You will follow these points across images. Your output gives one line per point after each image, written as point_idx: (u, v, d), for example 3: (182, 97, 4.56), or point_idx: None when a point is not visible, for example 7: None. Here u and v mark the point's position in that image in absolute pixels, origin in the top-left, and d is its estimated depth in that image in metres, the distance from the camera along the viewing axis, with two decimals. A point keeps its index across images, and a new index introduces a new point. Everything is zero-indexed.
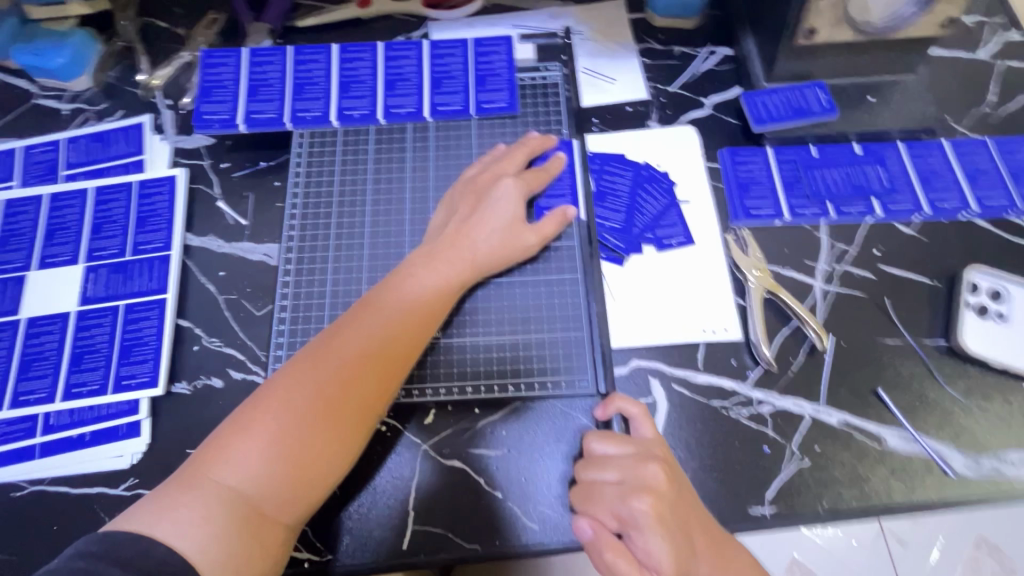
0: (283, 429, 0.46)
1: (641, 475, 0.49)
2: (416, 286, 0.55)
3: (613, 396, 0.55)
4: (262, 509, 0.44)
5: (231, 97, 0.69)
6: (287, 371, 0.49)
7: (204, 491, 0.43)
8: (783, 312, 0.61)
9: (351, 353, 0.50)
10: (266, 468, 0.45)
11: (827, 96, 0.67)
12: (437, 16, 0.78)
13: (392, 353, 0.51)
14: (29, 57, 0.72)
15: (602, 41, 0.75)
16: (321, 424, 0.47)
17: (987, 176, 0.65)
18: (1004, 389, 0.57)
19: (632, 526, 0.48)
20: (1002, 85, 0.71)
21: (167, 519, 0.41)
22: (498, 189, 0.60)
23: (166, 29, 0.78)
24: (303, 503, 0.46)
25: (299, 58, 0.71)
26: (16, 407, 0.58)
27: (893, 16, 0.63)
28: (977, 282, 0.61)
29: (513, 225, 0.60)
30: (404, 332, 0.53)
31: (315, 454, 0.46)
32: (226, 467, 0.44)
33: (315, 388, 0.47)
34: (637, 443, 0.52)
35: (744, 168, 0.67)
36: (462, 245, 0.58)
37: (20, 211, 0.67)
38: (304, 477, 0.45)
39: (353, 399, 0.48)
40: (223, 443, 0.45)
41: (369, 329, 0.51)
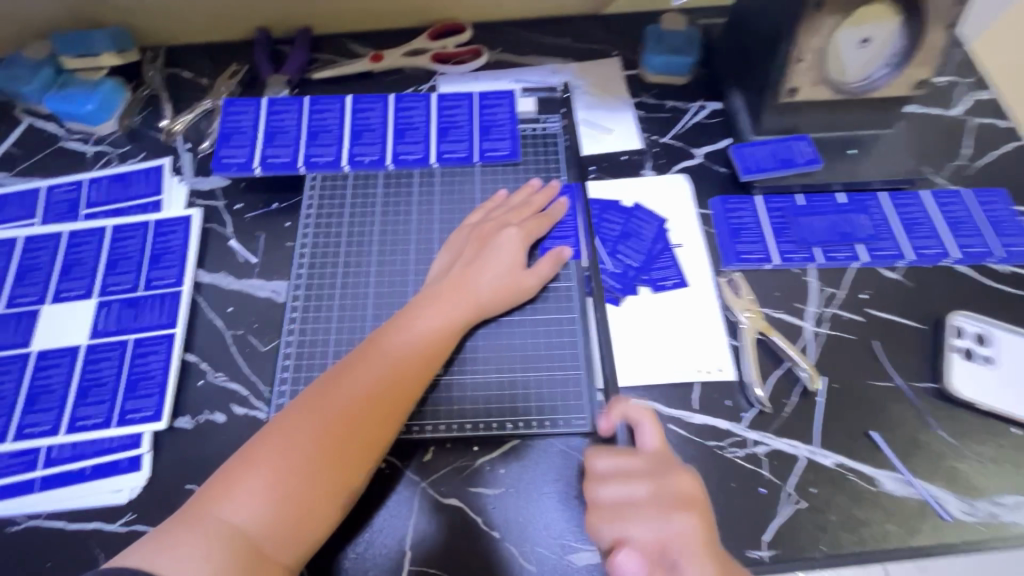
0: (287, 467, 0.47)
1: (672, 488, 0.49)
2: (421, 327, 0.57)
3: (617, 402, 0.55)
4: (261, 548, 0.44)
5: (249, 142, 0.73)
6: (294, 411, 0.50)
7: (208, 526, 0.44)
8: (775, 353, 0.62)
9: (355, 393, 0.51)
10: (269, 506, 0.45)
11: (812, 148, 0.71)
12: (445, 70, 0.83)
13: (396, 394, 0.53)
14: (59, 103, 0.76)
15: (600, 95, 0.80)
16: (324, 463, 0.48)
17: (966, 225, 0.68)
18: (993, 432, 0.58)
19: (678, 544, 0.46)
20: (975, 140, 0.76)
21: (169, 555, 0.42)
22: (501, 237, 0.63)
23: (190, 79, 0.83)
24: (302, 544, 0.46)
25: (314, 107, 0.75)
26: (20, 440, 0.59)
27: (868, 78, 0.67)
28: (962, 327, 0.62)
29: (513, 269, 0.62)
30: (408, 373, 0.54)
31: (318, 492, 0.47)
32: (230, 505, 0.45)
33: (321, 427, 0.49)
34: (654, 454, 0.52)
35: (735, 215, 0.70)
36: (464, 288, 0.60)
37: (39, 248, 0.69)
38: (305, 517, 0.46)
39: (356, 438, 0.50)
40: (228, 480, 0.46)
41: (374, 368, 0.53)
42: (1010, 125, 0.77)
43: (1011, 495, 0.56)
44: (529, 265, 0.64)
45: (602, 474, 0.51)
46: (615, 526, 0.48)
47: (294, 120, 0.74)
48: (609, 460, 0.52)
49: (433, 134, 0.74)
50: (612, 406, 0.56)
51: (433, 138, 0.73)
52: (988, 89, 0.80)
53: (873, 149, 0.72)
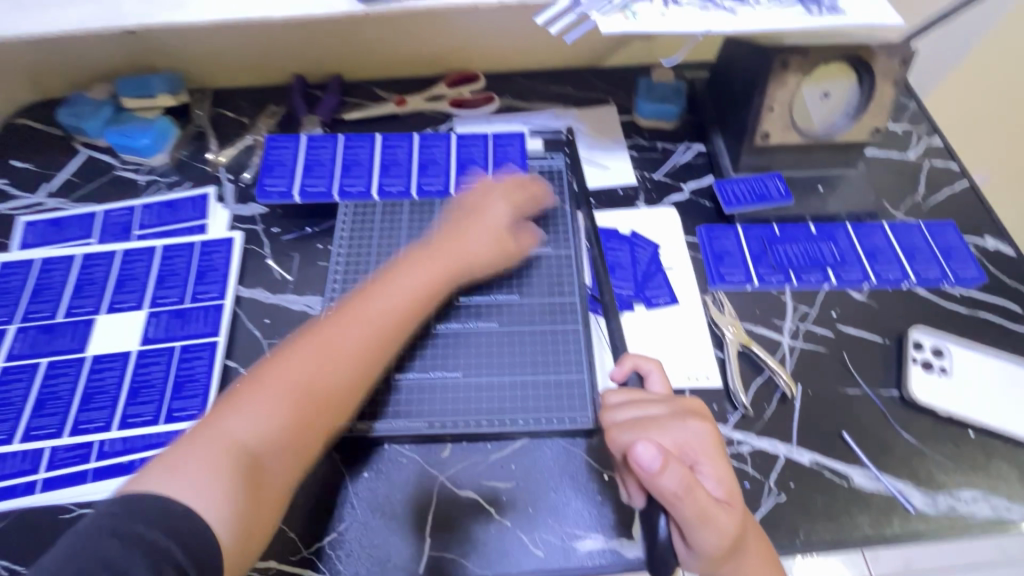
0: (285, 395, 0.53)
1: (685, 405, 0.53)
2: (404, 280, 0.63)
3: (630, 354, 0.60)
4: (263, 462, 0.50)
5: (289, 173, 0.82)
6: (289, 349, 0.56)
7: (214, 440, 0.49)
8: (756, 363, 0.70)
9: (343, 335, 0.57)
10: (266, 427, 0.51)
11: (785, 185, 0.80)
12: (461, 113, 0.93)
13: (380, 338, 0.59)
14: (117, 137, 0.85)
15: (598, 137, 0.91)
16: (313, 394, 0.54)
17: (922, 253, 0.77)
18: (951, 434, 0.66)
19: (696, 448, 0.50)
20: (929, 179, 0.86)
21: (177, 469, 0.47)
22: (491, 208, 0.72)
23: (232, 117, 0.94)
24: (298, 459, 0.52)
25: (348, 144, 0.85)
26: (76, 435, 0.65)
27: (830, 124, 0.78)
28: (921, 341, 0.70)
29: (501, 234, 0.71)
30: (395, 317, 0.60)
31: (306, 415, 0.53)
32: (231, 428, 0.50)
33: (314, 359, 0.55)
34: (667, 390, 0.56)
35: (719, 242, 0.79)
36: (453, 249, 0.68)
37: (95, 264, 0.77)
38: (300, 435, 0.52)
39: (344, 369, 0.56)
40: (228, 407, 0.51)
41: (360, 313, 0.59)
42: (959, 166, 0.87)
43: (968, 490, 0.62)
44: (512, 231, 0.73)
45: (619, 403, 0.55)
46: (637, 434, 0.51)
47: (329, 154, 0.84)
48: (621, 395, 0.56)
49: (453, 169, 0.83)
50: (624, 356, 0.60)
51: (452, 173, 0.83)
52: (939, 136, 0.91)
53: (839, 186, 0.82)
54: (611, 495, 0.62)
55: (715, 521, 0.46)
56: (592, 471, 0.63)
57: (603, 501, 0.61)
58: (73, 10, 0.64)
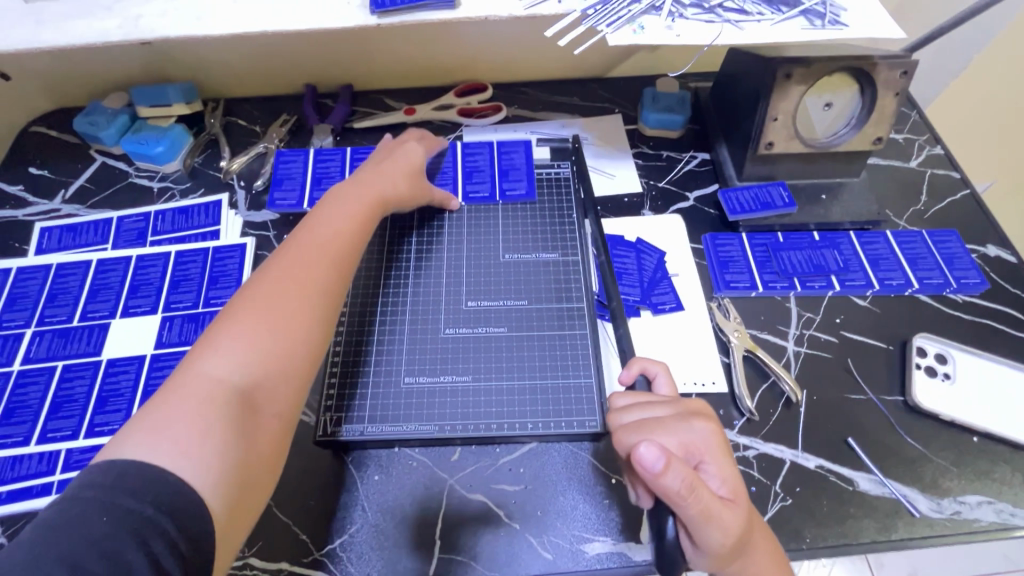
0: (251, 329, 0.51)
1: (689, 406, 0.53)
2: (341, 209, 0.65)
3: (638, 358, 0.60)
4: (250, 397, 0.49)
5: (298, 186, 0.83)
6: (242, 294, 0.55)
7: (195, 388, 0.47)
8: (762, 368, 0.71)
9: (298, 263, 0.57)
10: (243, 360, 0.50)
11: (788, 193, 0.82)
12: (470, 122, 0.95)
13: (336, 260, 0.60)
14: (133, 145, 0.87)
15: (604, 146, 0.92)
16: (285, 315, 0.53)
17: (925, 260, 0.78)
18: (955, 440, 0.66)
19: (701, 448, 0.50)
20: (931, 188, 0.87)
21: (158, 426, 0.44)
22: (402, 149, 0.77)
23: (245, 126, 0.95)
24: (287, 388, 0.52)
25: (355, 156, 0.86)
26: (91, 437, 0.66)
27: (834, 134, 0.79)
28: (925, 347, 0.71)
29: (417, 167, 0.76)
30: (344, 238, 0.62)
31: (284, 342, 0.52)
32: (206, 371, 0.48)
33: (270, 289, 0.55)
34: (670, 394, 0.56)
35: (724, 249, 0.80)
36: (381, 180, 0.71)
37: (110, 269, 0.79)
38: (281, 360, 0.52)
39: (305, 289, 0.56)
40: (197, 356, 0.49)
41: (301, 243, 0.60)
42: (960, 175, 0.89)
43: (973, 495, 0.63)
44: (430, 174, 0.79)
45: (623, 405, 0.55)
46: (641, 435, 0.50)
47: (338, 166, 0.86)
48: (623, 397, 0.56)
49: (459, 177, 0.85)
50: (632, 360, 0.60)
51: (459, 182, 0.84)
52: (941, 145, 0.92)
53: (842, 195, 0.83)
54: (619, 499, 0.63)
55: (718, 520, 0.46)
56: (600, 475, 0.64)
57: (610, 505, 0.62)
58: (93, 23, 0.66)
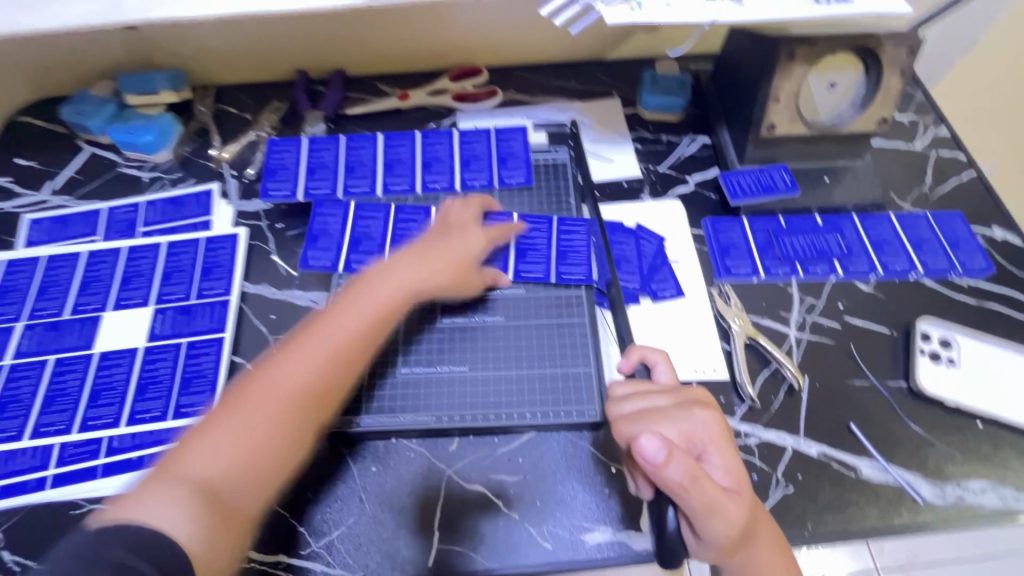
0: (246, 424, 0.50)
1: (689, 395, 0.53)
2: (369, 291, 0.59)
3: (634, 346, 0.58)
4: (231, 491, 0.47)
5: (336, 246, 0.76)
6: (255, 371, 0.53)
7: (177, 484, 0.45)
8: (763, 355, 0.70)
9: (310, 353, 0.53)
10: (231, 457, 0.48)
11: (791, 176, 0.80)
12: (464, 108, 0.93)
13: (347, 350, 0.55)
14: (121, 134, 0.85)
15: (603, 130, 0.90)
16: (279, 410, 0.51)
17: (929, 244, 0.77)
18: (960, 425, 0.65)
19: (702, 438, 0.50)
20: (936, 170, 0.85)
21: (138, 506, 0.43)
22: (463, 230, 0.69)
23: (236, 113, 0.93)
24: (268, 481, 0.49)
25: (400, 216, 0.78)
26: (84, 431, 0.65)
27: (836, 117, 0.77)
28: (930, 332, 0.70)
29: (470, 257, 0.68)
30: (370, 331, 0.57)
31: (271, 440, 0.50)
32: (196, 462, 0.47)
33: (275, 380, 0.52)
34: (672, 378, 0.56)
35: (724, 234, 0.79)
36: (428, 258, 0.64)
37: (100, 261, 0.77)
38: (267, 460, 0.49)
39: (309, 388, 0.52)
40: (193, 439, 0.49)
41: (320, 330, 0.55)
42: (966, 156, 0.87)
43: (978, 480, 0.62)
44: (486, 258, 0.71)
45: (623, 396, 0.54)
46: (643, 425, 0.50)
47: (379, 226, 0.77)
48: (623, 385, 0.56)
49: (508, 243, 0.75)
50: (630, 348, 0.58)
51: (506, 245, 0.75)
52: (946, 126, 0.90)
53: (846, 176, 0.82)
54: (619, 487, 0.62)
55: (723, 512, 0.46)
56: (600, 464, 0.63)
57: (610, 494, 0.61)
58: (68, 6, 0.63)
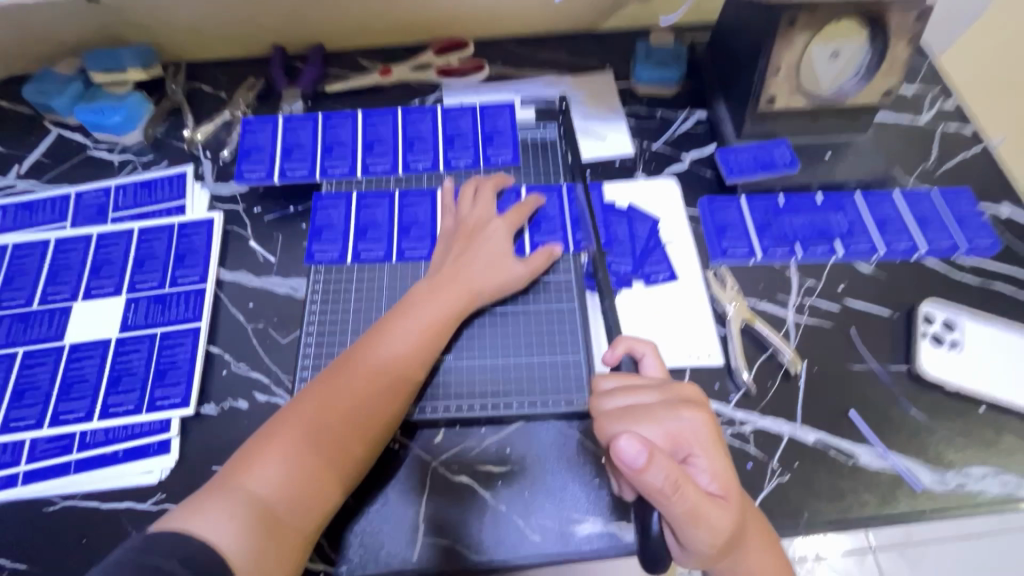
0: (301, 448, 0.53)
1: (679, 392, 0.50)
2: (415, 317, 0.62)
3: (622, 337, 0.57)
4: (284, 512, 0.51)
5: (341, 238, 0.74)
6: (309, 395, 0.57)
7: (237, 500, 0.50)
8: (759, 339, 0.67)
9: (359, 383, 0.57)
10: (287, 480, 0.52)
11: (790, 153, 0.76)
12: (450, 83, 0.89)
13: (394, 383, 0.58)
14: (88, 115, 0.81)
15: (595, 105, 0.86)
16: (328, 435, 0.54)
17: (934, 222, 0.74)
18: (962, 410, 0.63)
19: (690, 439, 0.47)
20: (942, 145, 0.82)
21: (200, 516, 0.48)
22: (488, 231, 0.69)
23: (210, 92, 0.89)
24: (320, 505, 0.53)
25: (404, 202, 0.76)
26: (56, 426, 0.63)
27: (840, 88, 0.73)
28: (932, 314, 0.68)
29: (502, 261, 0.67)
30: (410, 360, 0.60)
31: (322, 465, 0.53)
32: (257, 480, 0.51)
33: (327, 407, 0.55)
34: (659, 375, 0.53)
35: (721, 214, 0.75)
36: (461, 279, 0.65)
37: (70, 249, 0.74)
38: (319, 485, 0.53)
39: (357, 417, 0.56)
40: (252, 458, 0.52)
41: (373, 358, 0.59)
42: (973, 130, 0.83)
43: (979, 467, 0.61)
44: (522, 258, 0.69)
45: (607, 390, 0.51)
46: (626, 424, 0.47)
47: (385, 214, 0.75)
48: (611, 378, 0.53)
49: (525, 226, 0.73)
50: (617, 340, 0.57)
51: (524, 228, 0.73)
52: (953, 98, 0.86)
53: (847, 152, 0.78)
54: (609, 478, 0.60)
55: (705, 519, 0.43)
56: (589, 453, 0.61)
57: (601, 484, 0.60)
58: None
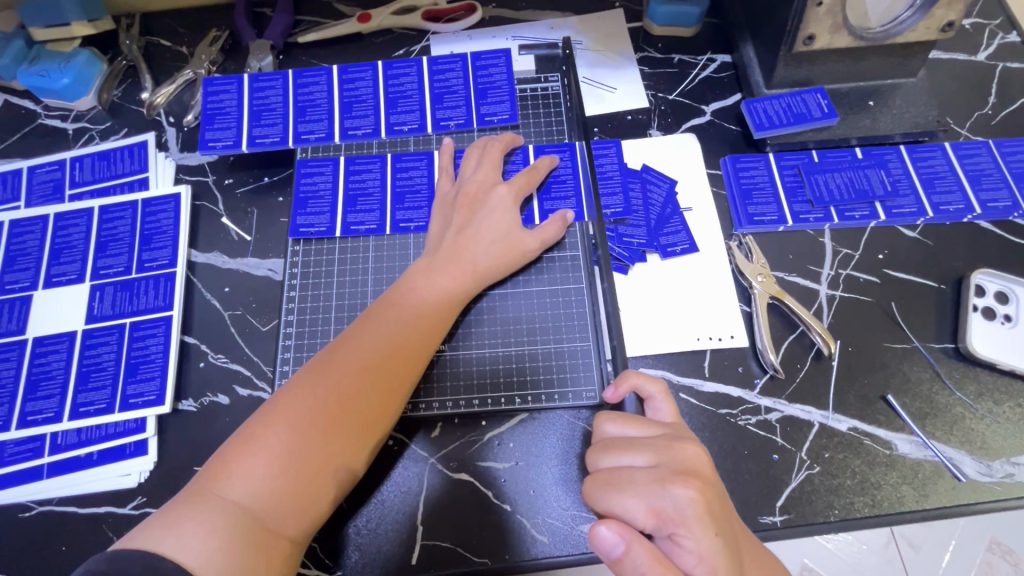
0: (287, 444, 0.45)
1: (676, 459, 0.42)
2: (416, 297, 0.55)
3: (627, 374, 0.50)
4: (268, 523, 0.42)
5: (329, 208, 0.66)
6: (296, 382, 0.49)
7: (213, 510, 0.41)
8: (789, 318, 0.61)
9: (356, 368, 0.50)
10: (272, 483, 0.43)
11: (828, 101, 0.67)
12: (437, 29, 0.78)
13: (395, 368, 0.51)
14: (33, 78, 0.72)
15: (603, 51, 0.76)
16: (322, 429, 0.46)
17: (990, 178, 0.65)
18: (1013, 391, 0.57)
19: (677, 519, 0.39)
20: (1002, 87, 0.71)
21: (170, 533, 0.40)
22: (492, 198, 0.61)
23: (169, 47, 0.79)
24: (310, 514, 0.45)
25: (398, 165, 0.68)
26: (24, 428, 0.58)
27: (893, 22, 0.63)
28: (984, 285, 0.61)
29: (509, 232, 0.60)
30: (412, 342, 0.53)
31: (315, 467, 0.45)
32: (234, 484, 0.43)
33: (319, 397, 0.47)
34: (666, 424, 0.46)
35: (747, 174, 0.67)
36: (463, 256, 0.58)
37: (26, 231, 0.67)
38: (311, 490, 0.45)
39: (354, 409, 0.48)
40: (228, 458, 0.44)
41: (374, 339, 0.52)
42: None
43: None
44: (531, 229, 0.62)
45: (604, 440, 0.46)
46: (608, 495, 0.41)
47: (376, 180, 0.67)
48: (612, 424, 0.47)
49: (535, 192, 0.64)
50: (622, 376, 0.50)
51: (533, 194, 0.64)
52: (1017, 31, 0.75)
53: (893, 99, 0.68)
54: None
55: None
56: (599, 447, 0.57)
57: None
58: None
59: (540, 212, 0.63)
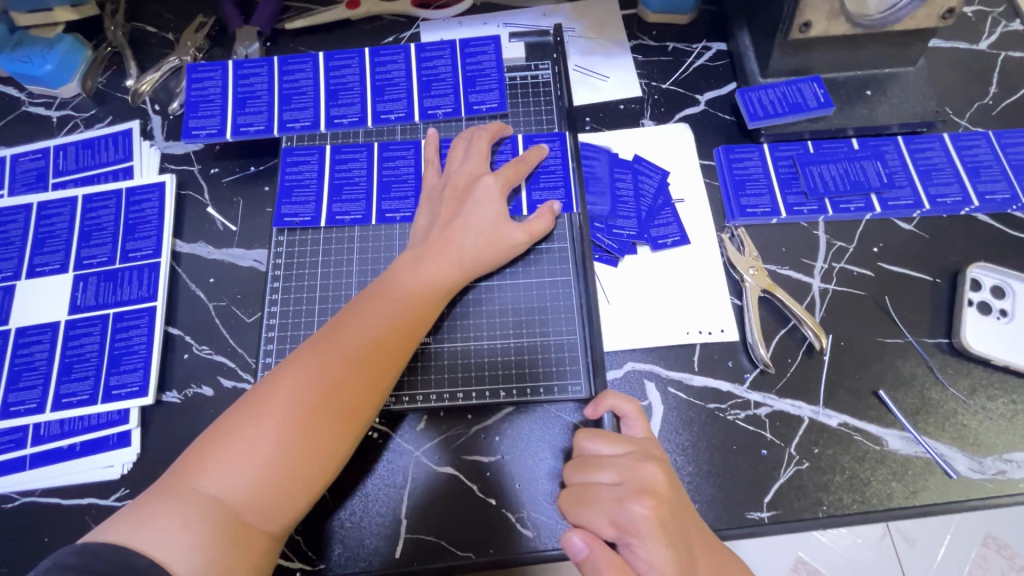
0: (265, 437, 0.44)
1: (640, 475, 0.44)
2: (401, 289, 0.55)
3: (606, 393, 0.50)
4: (244, 517, 0.42)
5: (314, 197, 0.65)
6: (277, 374, 0.48)
7: (188, 504, 0.41)
8: (780, 311, 0.60)
9: (338, 360, 0.49)
10: (248, 476, 0.43)
11: (824, 90, 0.65)
12: (427, 16, 0.77)
13: (378, 361, 0.50)
14: (16, 64, 0.71)
15: (596, 39, 0.74)
16: (302, 422, 0.45)
17: (989, 171, 0.64)
18: (1008, 387, 0.56)
19: (634, 532, 0.41)
20: (1003, 77, 0.70)
21: (144, 528, 0.39)
22: (479, 188, 0.59)
23: (154, 33, 0.78)
24: (288, 509, 0.44)
25: (385, 154, 0.66)
26: (6, 418, 0.58)
27: (891, 8, 0.61)
28: (980, 280, 0.60)
29: (496, 223, 0.58)
30: (396, 334, 0.52)
31: (293, 460, 0.44)
32: (210, 478, 0.42)
33: (299, 390, 0.46)
34: (637, 441, 0.47)
35: (740, 165, 0.66)
36: (449, 247, 0.57)
37: (9, 220, 0.66)
38: (289, 485, 0.44)
39: (334, 402, 0.47)
40: (205, 451, 0.43)
41: (357, 331, 0.51)
42: None
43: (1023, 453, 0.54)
44: (519, 220, 0.61)
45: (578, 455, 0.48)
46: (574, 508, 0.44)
47: (363, 169, 0.66)
48: (587, 441, 0.48)
49: (523, 183, 0.63)
50: (600, 396, 0.51)
51: (521, 185, 0.63)
52: (1020, 19, 0.73)
53: (891, 88, 0.67)
54: None
55: None
56: None
57: None
58: None
59: (529, 203, 0.62)
